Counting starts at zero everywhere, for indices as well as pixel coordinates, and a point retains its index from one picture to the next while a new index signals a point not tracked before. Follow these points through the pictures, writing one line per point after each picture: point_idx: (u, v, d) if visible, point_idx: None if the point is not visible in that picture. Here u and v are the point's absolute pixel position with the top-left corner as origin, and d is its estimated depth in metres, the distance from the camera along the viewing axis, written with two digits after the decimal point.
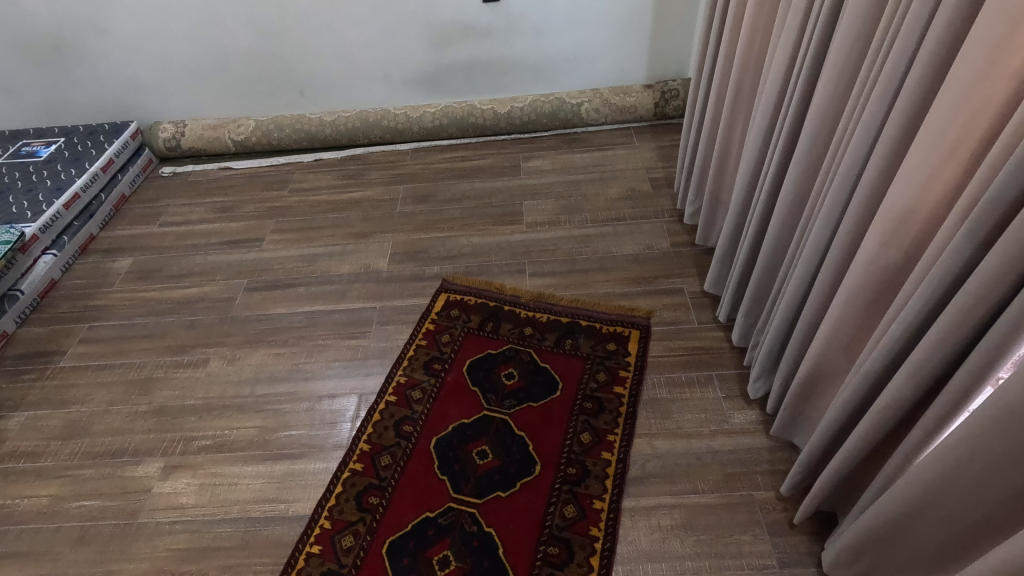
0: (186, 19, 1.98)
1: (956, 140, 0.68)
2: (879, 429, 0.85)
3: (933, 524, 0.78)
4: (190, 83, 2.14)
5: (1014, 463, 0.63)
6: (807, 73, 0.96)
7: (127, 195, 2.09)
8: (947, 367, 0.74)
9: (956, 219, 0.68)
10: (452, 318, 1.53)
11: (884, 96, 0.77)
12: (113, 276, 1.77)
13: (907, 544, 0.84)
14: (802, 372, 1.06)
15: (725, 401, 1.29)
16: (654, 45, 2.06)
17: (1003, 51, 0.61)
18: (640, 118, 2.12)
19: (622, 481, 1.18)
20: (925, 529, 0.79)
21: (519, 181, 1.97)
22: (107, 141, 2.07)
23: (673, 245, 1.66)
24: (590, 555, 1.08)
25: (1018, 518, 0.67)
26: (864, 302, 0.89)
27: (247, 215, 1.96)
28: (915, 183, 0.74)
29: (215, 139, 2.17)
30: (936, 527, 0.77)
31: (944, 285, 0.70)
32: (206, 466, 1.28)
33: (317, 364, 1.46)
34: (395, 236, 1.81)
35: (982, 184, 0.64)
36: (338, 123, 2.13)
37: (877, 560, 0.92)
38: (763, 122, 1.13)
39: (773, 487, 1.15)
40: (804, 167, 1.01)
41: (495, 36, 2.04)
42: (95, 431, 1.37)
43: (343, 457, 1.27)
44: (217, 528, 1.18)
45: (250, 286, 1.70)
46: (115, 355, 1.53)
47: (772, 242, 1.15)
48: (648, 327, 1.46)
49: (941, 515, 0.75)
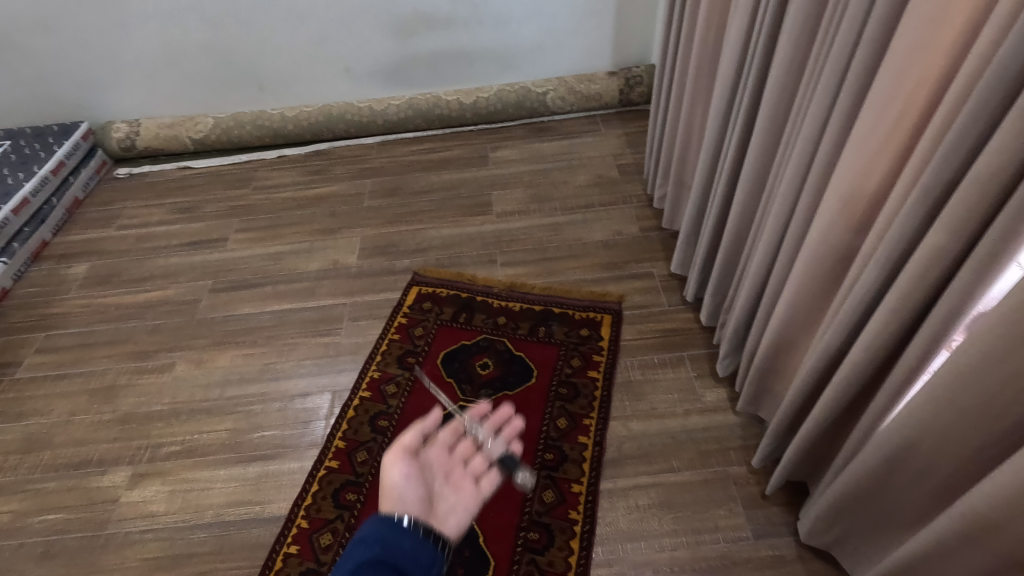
0: (136, 15, 1.91)
1: (902, 111, 0.70)
2: (842, 397, 0.87)
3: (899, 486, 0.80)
4: (143, 80, 2.07)
5: (970, 421, 0.65)
6: (763, 54, 0.98)
7: (81, 198, 2.01)
8: (903, 333, 0.76)
9: (906, 188, 0.70)
10: (424, 311, 1.52)
11: (835, 71, 0.79)
12: (69, 282, 1.71)
13: (874, 507, 0.87)
14: (767, 348, 1.08)
15: (697, 379, 1.31)
16: (617, 32, 2.07)
17: (941, 24, 0.63)
18: (605, 105, 2.13)
19: (599, 463, 1.19)
20: (892, 491, 0.82)
21: (487, 171, 1.96)
22: (56, 143, 1.99)
23: (642, 230, 1.68)
24: (570, 539, 1.09)
25: (976, 475, 0.70)
26: (823, 276, 0.92)
27: (209, 215, 1.91)
28: (865, 156, 0.76)
29: (172, 138, 2.10)
30: (902, 488, 0.80)
31: (897, 254, 0.72)
32: (176, 472, 1.25)
33: (288, 363, 1.43)
34: (364, 231, 1.78)
35: (928, 152, 0.66)
36: (300, 118, 2.09)
37: (847, 525, 0.95)
38: (723, 103, 1.15)
39: (746, 461, 1.18)
40: (762, 148, 1.03)
41: (457, 26, 2.02)
42: (57, 442, 1.32)
43: (319, 455, 1.25)
44: (190, 534, 1.15)
45: (215, 287, 1.66)
46: (75, 364, 1.48)
47: (736, 222, 1.17)
48: (620, 311, 1.47)
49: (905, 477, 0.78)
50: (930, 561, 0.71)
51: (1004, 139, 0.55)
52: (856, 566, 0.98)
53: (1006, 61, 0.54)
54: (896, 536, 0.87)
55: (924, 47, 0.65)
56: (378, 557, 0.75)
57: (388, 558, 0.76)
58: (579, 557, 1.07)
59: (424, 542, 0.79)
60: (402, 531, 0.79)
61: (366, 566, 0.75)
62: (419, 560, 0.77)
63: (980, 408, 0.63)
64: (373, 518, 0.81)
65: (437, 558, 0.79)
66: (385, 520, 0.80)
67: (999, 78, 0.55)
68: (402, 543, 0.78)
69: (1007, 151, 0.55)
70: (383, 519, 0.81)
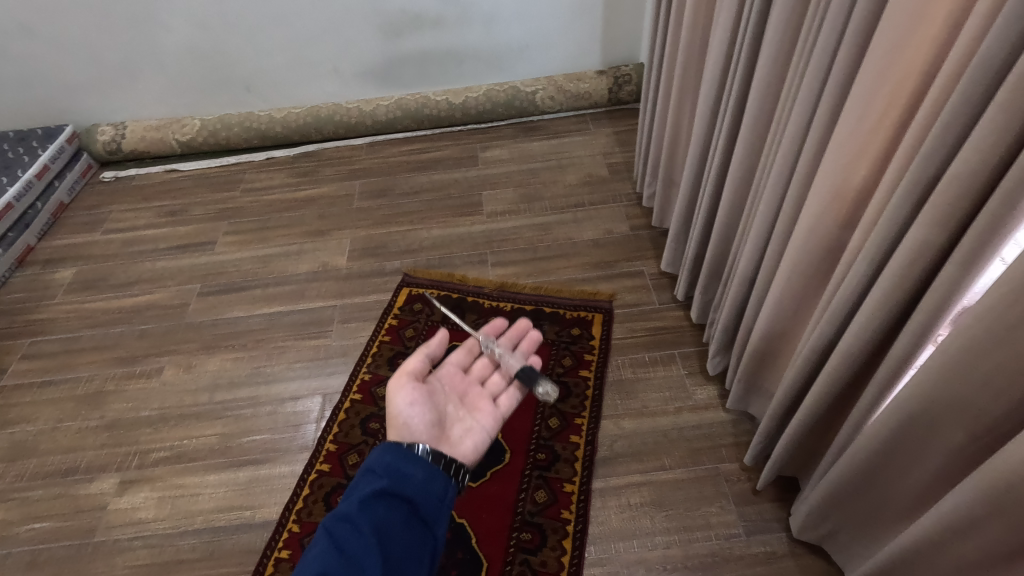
0: (120, 17, 1.89)
1: (886, 107, 0.70)
2: (830, 393, 0.88)
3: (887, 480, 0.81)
4: (128, 82, 2.05)
5: (955, 415, 0.66)
6: (748, 52, 0.98)
7: (67, 203, 1.99)
8: (889, 329, 0.77)
9: (890, 184, 0.70)
10: (415, 312, 1.51)
11: (819, 68, 0.79)
12: (54, 288, 1.69)
13: (864, 501, 0.88)
14: (756, 345, 1.09)
15: (688, 377, 1.31)
16: (606, 31, 2.07)
17: (922, 19, 0.63)
18: (595, 104, 2.13)
19: (591, 462, 1.19)
20: (880, 484, 0.83)
21: (477, 171, 1.96)
22: (40, 147, 1.96)
23: (632, 228, 1.68)
24: (563, 538, 1.09)
25: (964, 468, 0.70)
26: (809, 273, 0.92)
27: (197, 217, 1.89)
28: (850, 152, 0.76)
29: (159, 140, 2.08)
30: (892, 482, 0.80)
31: (883, 250, 0.73)
32: (165, 478, 1.24)
33: (278, 366, 1.42)
34: (354, 233, 1.77)
35: (912, 148, 0.66)
36: (288, 119, 2.08)
37: (838, 520, 0.95)
38: (710, 100, 1.15)
39: (737, 458, 1.18)
40: (748, 146, 1.03)
41: (445, 25, 2.01)
42: (43, 450, 1.30)
43: (309, 459, 1.24)
44: (180, 540, 1.14)
45: (203, 291, 1.64)
46: (62, 370, 1.46)
47: (724, 219, 1.17)
48: (611, 310, 1.47)
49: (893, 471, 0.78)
50: (919, 554, 0.71)
51: (985, 135, 0.55)
52: (847, 561, 0.98)
53: (988, 57, 0.54)
54: (886, 529, 0.87)
55: (905, 43, 0.66)
56: (389, 488, 0.82)
57: (399, 490, 0.82)
58: (572, 556, 1.07)
59: (434, 474, 0.86)
60: (412, 462, 0.85)
61: (378, 497, 0.81)
62: (431, 490, 0.84)
63: (964, 401, 0.64)
64: (383, 447, 0.87)
65: (447, 487, 0.86)
66: (395, 450, 0.86)
67: (980, 74, 0.55)
68: (411, 475, 0.84)
69: (988, 147, 0.56)
70: (394, 451, 0.87)
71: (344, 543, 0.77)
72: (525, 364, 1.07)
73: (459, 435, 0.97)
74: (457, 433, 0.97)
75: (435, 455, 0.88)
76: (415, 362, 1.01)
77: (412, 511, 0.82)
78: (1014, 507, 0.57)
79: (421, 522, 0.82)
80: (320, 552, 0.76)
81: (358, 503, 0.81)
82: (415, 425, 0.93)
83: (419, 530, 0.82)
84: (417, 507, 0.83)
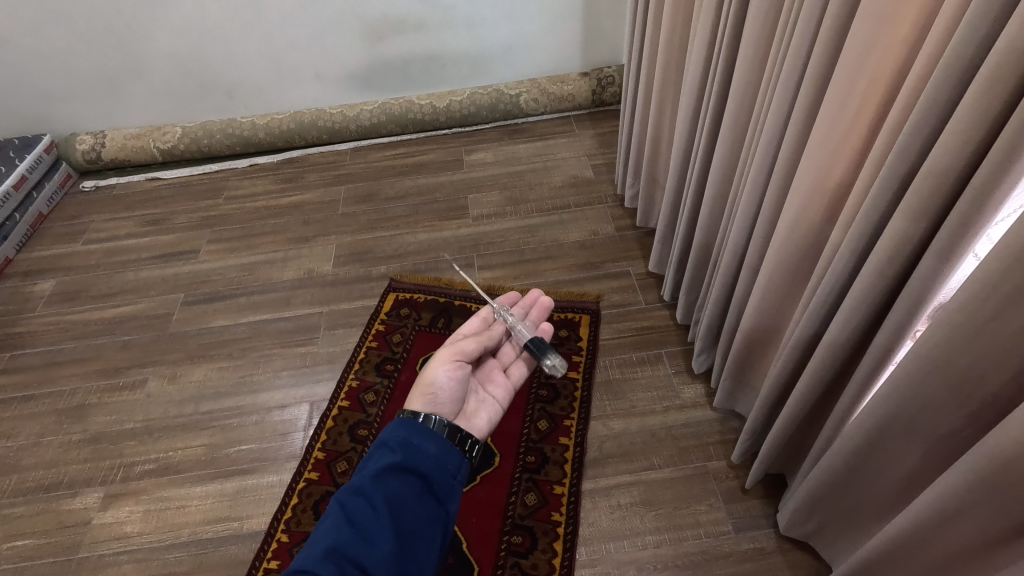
0: (97, 24, 1.87)
1: (859, 106, 0.72)
2: (814, 389, 0.88)
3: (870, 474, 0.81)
4: (107, 90, 2.02)
5: (935, 410, 0.67)
6: (726, 53, 0.99)
7: (45, 213, 1.96)
8: (869, 325, 0.78)
9: (866, 181, 0.72)
10: (402, 317, 1.51)
11: (795, 69, 0.80)
12: (34, 300, 1.66)
13: (847, 496, 0.88)
14: (741, 342, 1.10)
15: (675, 376, 1.32)
16: (587, 33, 2.08)
17: (893, 20, 0.64)
18: (578, 106, 2.14)
19: (581, 464, 1.20)
20: (864, 479, 0.83)
21: (463, 174, 1.96)
22: (17, 157, 1.93)
23: (617, 229, 1.69)
24: (553, 541, 1.09)
25: (944, 461, 0.71)
26: (791, 270, 0.93)
27: (179, 226, 1.87)
28: (826, 152, 0.77)
29: (139, 148, 2.06)
30: (876, 476, 0.81)
31: (861, 246, 0.74)
32: (151, 491, 1.22)
33: (264, 375, 1.41)
34: (339, 238, 1.76)
35: (886, 147, 0.67)
36: (272, 126, 2.07)
37: (822, 515, 0.96)
38: (690, 102, 1.16)
39: (725, 456, 1.19)
40: (728, 146, 1.04)
41: (428, 29, 2.01)
42: (25, 466, 1.28)
43: (297, 467, 1.23)
44: (167, 553, 1.13)
45: (187, 300, 1.62)
46: (43, 384, 1.43)
47: (707, 219, 1.18)
48: (598, 311, 1.48)
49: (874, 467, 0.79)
50: (903, 546, 0.72)
51: (955, 133, 0.56)
52: (833, 555, 0.99)
53: (956, 56, 0.55)
54: (870, 523, 0.88)
55: (878, 43, 0.67)
56: (401, 462, 0.69)
57: (414, 465, 0.70)
58: (563, 558, 1.07)
59: (451, 449, 0.73)
60: (427, 435, 0.73)
61: (390, 472, 0.68)
62: (446, 466, 0.71)
63: (939, 395, 0.65)
64: (396, 420, 0.75)
65: (462, 463, 0.74)
66: (408, 424, 0.74)
67: (950, 73, 0.56)
68: (426, 448, 0.72)
69: (959, 145, 0.57)
70: (408, 425, 0.74)
71: (353, 518, 0.65)
72: (538, 337, 1.00)
73: (476, 408, 0.90)
74: (477, 407, 0.90)
75: (448, 431, 0.76)
76: (472, 345, 0.91)
77: (426, 487, 0.70)
78: (990, 499, 0.58)
79: (436, 499, 0.70)
80: (327, 528, 0.65)
81: (367, 476, 0.68)
82: (443, 399, 0.83)
83: (434, 508, 0.69)
84: (432, 483, 0.70)
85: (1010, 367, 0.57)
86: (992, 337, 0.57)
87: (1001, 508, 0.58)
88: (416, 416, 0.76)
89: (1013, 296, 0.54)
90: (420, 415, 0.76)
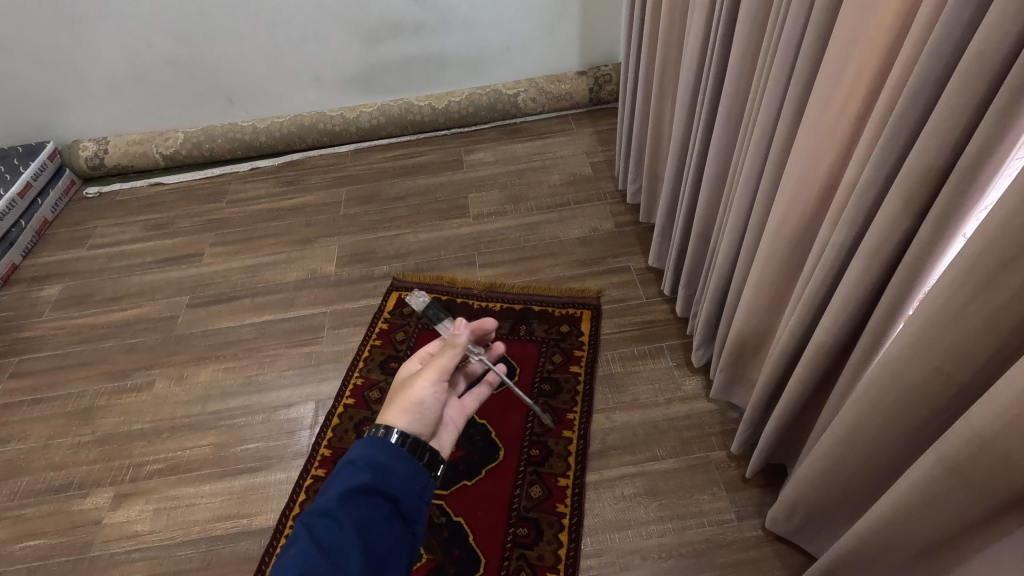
0: (98, 30, 1.88)
1: (846, 97, 0.73)
2: (807, 379, 0.90)
3: (853, 468, 0.82)
4: (109, 95, 2.04)
5: (918, 397, 0.67)
6: (720, 45, 1.00)
7: (50, 220, 1.97)
8: (859, 314, 0.79)
9: (853, 174, 0.73)
10: (405, 316, 1.52)
11: (785, 61, 0.81)
12: (41, 305, 1.68)
13: (832, 492, 0.89)
14: (737, 335, 1.11)
15: (675, 368, 1.34)
16: (583, 33, 2.09)
17: (876, 10, 0.65)
18: (576, 105, 2.16)
19: (584, 456, 1.21)
20: (848, 475, 0.84)
21: (463, 174, 1.98)
22: (22, 165, 1.95)
23: (617, 225, 1.70)
24: (558, 532, 1.11)
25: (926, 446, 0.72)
26: (784, 263, 0.95)
27: (183, 229, 1.89)
28: (815, 143, 0.79)
29: (142, 154, 2.08)
30: (859, 468, 0.81)
31: (851, 237, 0.75)
32: (161, 491, 1.24)
33: (270, 375, 1.43)
34: (341, 239, 1.78)
35: (871, 138, 0.69)
36: (272, 129, 2.08)
37: (810, 512, 0.96)
38: (685, 94, 1.17)
39: (725, 446, 1.20)
40: (722, 138, 1.05)
41: (424, 31, 2.03)
42: (35, 468, 1.30)
43: (305, 465, 1.25)
44: (178, 551, 1.14)
45: (193, 302, 1.64)
46: (51, 387, 1.45)
47: (704, 212, 1.19)
48: (599, 306, 1.49)
49: (859, 458, 0.80)
50: (888, 532, 0.72)
51: (939, 120, 0.58)
52: (820, 548, 1.00)
53: (938, 46, 0.56)
54: (857, 513, 0.89)
55: (862, 34, 0.68)
56: (370, 485, 0.69)
57: (383, 488, 0.70)
58: (568, 549, 1.09)
59: (419, 470, 0.74)
60: (396, 455, 0.73)
61: (359, 494, 0.69)
62: (411, 487, 0.72)
63: (917, 385, 0.66)
64: (365, 439, 0.74)
65: (429, 484, 0.74)
66: (379, 443, 0.73)
67: (935, 60, 0.57)
68: (396, 470, 0.72)
69: (941, 133, 0.58)
70: (379, 445, 0.73)
71: (322, 542, 0.65)
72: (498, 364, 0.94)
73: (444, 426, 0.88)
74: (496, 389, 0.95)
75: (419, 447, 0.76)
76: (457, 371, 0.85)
77: (394, 508, 0.71)
78: (973, 479, 0.59)
79: (403, 521, 0.71)
80: (295, 553, 0.64)
81: (336, 498, 0.68)
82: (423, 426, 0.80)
83: (401, 531, 0.70)
84: (401, 505, 0.71)
85: (986, 351, 0.59)
86: (967, 324, 0.58)
87: (982, 489, 0.59)
88: (389, 432, 0.75)
89: (987, 282, 0.55)
90: (393, 430, 0.75)
